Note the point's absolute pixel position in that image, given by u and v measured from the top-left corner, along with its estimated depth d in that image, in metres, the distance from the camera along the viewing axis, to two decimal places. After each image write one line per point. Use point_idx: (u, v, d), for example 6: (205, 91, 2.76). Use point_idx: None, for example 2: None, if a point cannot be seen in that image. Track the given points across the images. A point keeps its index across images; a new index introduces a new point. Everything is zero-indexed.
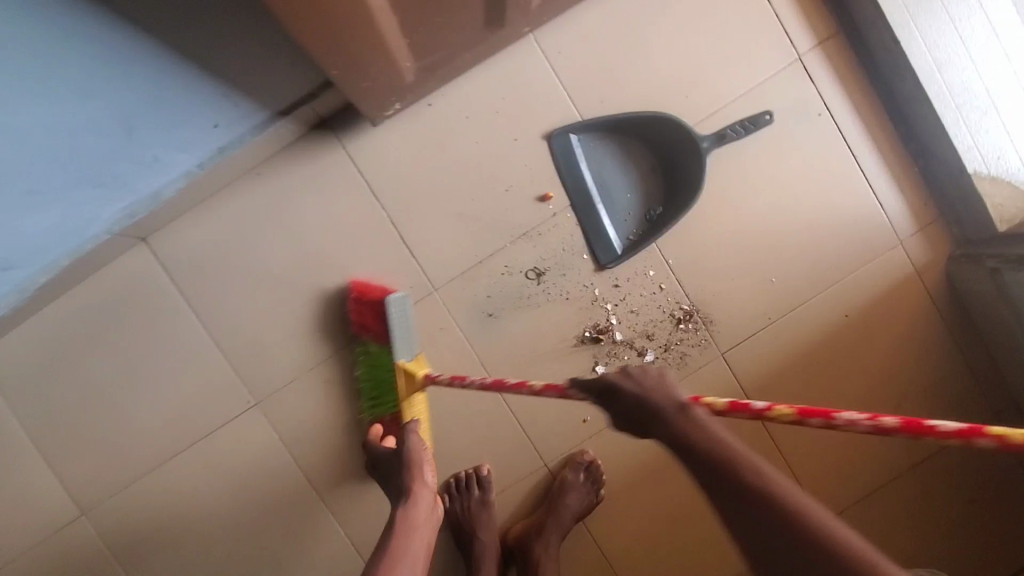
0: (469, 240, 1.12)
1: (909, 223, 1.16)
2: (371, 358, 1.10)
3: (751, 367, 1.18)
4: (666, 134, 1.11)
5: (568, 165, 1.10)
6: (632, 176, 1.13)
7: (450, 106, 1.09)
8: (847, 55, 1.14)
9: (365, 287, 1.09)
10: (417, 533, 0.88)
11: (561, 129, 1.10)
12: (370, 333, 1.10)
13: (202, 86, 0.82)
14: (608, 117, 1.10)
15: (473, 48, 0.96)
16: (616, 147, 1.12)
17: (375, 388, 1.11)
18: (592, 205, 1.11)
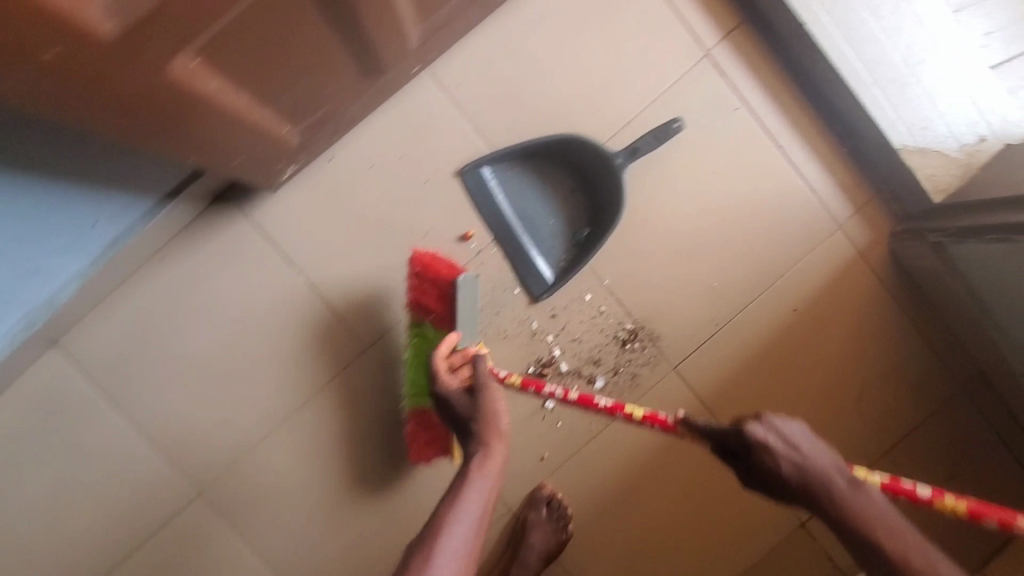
0: (394, 291, 1.07)
1: (844, 206, 1.13)
2: (432, 342, 0.97)
3: (707, 377, 1.14)
4: (579, 153, 1.05)
5: (485, 200, 1.05)
6: (554, 201, 1.08)
7: (353, 156, 1.04)
8: (756, 44, 1.09)
9: (431, 263, 0.94)
10: (476, 501, 0.74)
11: (472, 163, 1.05)
12: (429, 314, 0.96)
13: (58, 193, 0.80)
14: (518, 145, 1.05)
15: (359, 100, 0.91)
16: (532, 174, 1.07)
17: (426, 375, 0.98)
18: (514, 237, 1.06)
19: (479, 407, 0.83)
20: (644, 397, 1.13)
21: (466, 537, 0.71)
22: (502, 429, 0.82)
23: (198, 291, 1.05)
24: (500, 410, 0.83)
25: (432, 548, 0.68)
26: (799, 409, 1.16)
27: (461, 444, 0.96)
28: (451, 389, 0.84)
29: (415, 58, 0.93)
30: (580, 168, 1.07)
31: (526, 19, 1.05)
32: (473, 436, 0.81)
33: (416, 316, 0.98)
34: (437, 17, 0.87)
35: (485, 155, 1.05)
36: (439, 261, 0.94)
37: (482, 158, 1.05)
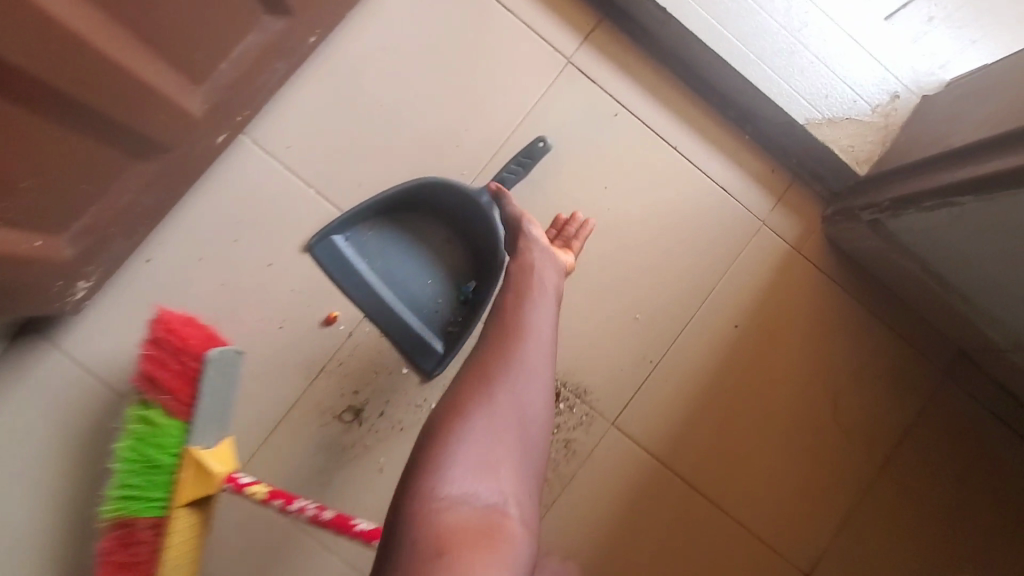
0: (257, 401, 0.88)
1: (763, 198, 0.98)
2: (157, 430, 0.66)
3: (654, 426, 0.95)
4: (441, 196, 0.88)
5: (345, 273, 0.88)
6: (426, 256, 0.91)
7: (176, 252, 0.87)
8: (622, 40, 0.96)
9: (180, 328, 0.66)
10: (548, 303, 0.73)
11: (320, 235, 0.87)
12: (165, 395, 0.66)
13: None
14: (369, 203, 0.87)
15: (149, 185, 0.75)
16: (394, 230, 0.90)
17: (137, 475, 0.65)
18: (388, 308, 0.88)
19: (532, 244, 0.79)
20: (588, 463, 0.94)
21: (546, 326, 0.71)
22: (560, 264, 0.80)
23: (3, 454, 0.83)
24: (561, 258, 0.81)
25: (518, 327, 0.69)
26: (770, 439, 0.98)
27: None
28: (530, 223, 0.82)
29: (215, 126, 0.77)
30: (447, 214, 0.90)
31: (354, 58, 0.90)
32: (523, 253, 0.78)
33: (142, 393, 0.67)
34: (220, 73, 0.72)
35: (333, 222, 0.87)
36: (190, 326, 0.67)
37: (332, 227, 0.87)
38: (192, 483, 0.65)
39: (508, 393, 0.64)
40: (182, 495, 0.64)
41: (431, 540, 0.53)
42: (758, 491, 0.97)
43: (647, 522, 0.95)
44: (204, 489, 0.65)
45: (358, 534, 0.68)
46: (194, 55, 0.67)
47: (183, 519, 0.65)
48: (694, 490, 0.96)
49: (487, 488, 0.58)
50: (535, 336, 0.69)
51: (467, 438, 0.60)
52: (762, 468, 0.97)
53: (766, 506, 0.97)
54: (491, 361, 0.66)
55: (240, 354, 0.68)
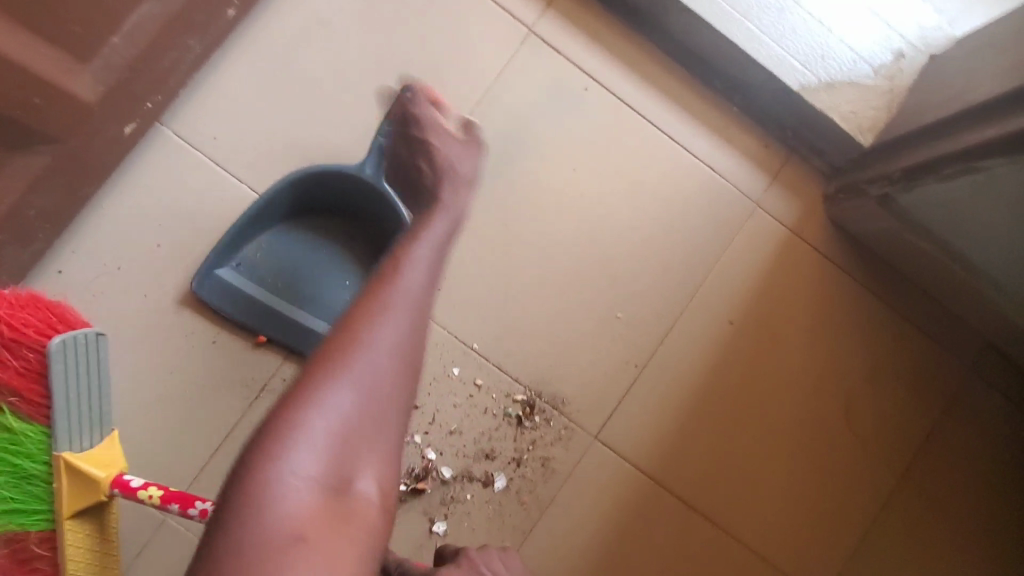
0: (189, 427, 0.78)
1: (756, 176, 0.87)
2: (13, 437, 0.62)
3: (642, 439, 0.84)
4: (325, 189, 0.78)
5: (239, 304, 0.77)
6: (331, 255, 0.81)
7: (88, 261, 0.76)
8: (590, 6, 0.85)
9: (11, 317, 0.61)
10: (433, 244, 0.59)
11: (201, 271, 0.76)
12: (11, 397, 0.61)
13: None
14: (246, 220, 0.76)
15: (39, 185, 0.64)
16: (287, 240, 0.80)
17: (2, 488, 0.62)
18: (290, 320, 0.78)
19: (439, 157, 0.67)
20: (570, 483, 0.82)
21: (426, 277, 0.56)
22: (468, 162, 0.68)
23: None
24: (474, 152, 0.69)
25: (392, 280, 0.54)
26: (773, 448, 0.86)
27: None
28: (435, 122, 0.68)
29: (116, 113, 0.68)
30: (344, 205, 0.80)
31: (286, 34, 0.80)
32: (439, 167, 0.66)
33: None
34: (110, 49, 0.62)
35: (213, 253, 0.76)
36: (27, 310, 0.63)
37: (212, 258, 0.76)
38: (72, 490, 0.64)
39: (387, 347, 0.51)
40: (64, 506, 0.63)
41: (264, 533, 0.42)
42: (763, 507, 0.85)
43: (639, 549, 0.83)
44: (92, 496, 0.64)
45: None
46: (68, 26, 0.57)
47: (77, 528, 0.65)
48: (691, 510, 0.84)
49: (346, 461, 0.47)
50: (416, 284, 0.55)
51: (326, 404, 0.47)
52: (766, 481, 0.86)
53: (774, 525, 0.86)
54: (367, 304, 0.52)
55: (99, 337, 0.67)
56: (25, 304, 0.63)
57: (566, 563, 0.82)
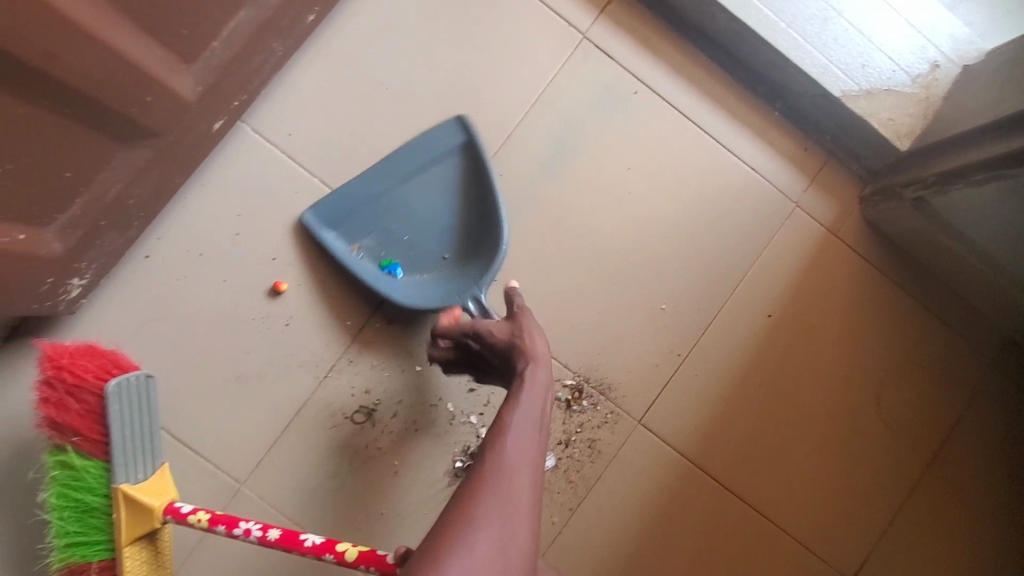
0: (263, 404, 0.84)
1: (796, 178, 0.92)
2: (80, 473, 0.71)
3: (683, 424, 0.89)
4: (488, 249, 0.83)
5: (408, 162, 0.83)
6: (420, 256, 0.84)
7: (174, 248, 0.82)
8: (641, 13, 0.90)
9: (71, 364, 0.69)
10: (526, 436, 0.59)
11: (473, 129, 0.84)
12: (73, 436, 0.70)
13: None
14: (489, 185, 0.83)
15: (142, 175, 0.70)
16: (452, 219, 0.84)
17: (75, 519, 0.72)
18: (373, 190, 0.82)
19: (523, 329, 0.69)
20: (614, 464, 0.88)
21: (527, 450, 0.58)
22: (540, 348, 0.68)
23: (5, 457, 0.80)
24: (536, 334, 0.69)
25: (492, 466, 0.56)
26: (807, 433, 0.91)
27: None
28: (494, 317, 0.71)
29: (209, 113, 0.73)
30: (479, 262, 0.83)
31: (356, 38, 0.85)
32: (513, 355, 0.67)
33: (53, 438, 0.71)
34: (210, 53, 0.67)
35: (479, 142, 0.84)
36: (85, 357, 0.71)
37: (475, 144, 0.84)
38: (128, 520, 0.71)
39: (492, 534, 0.50)
40: (123, 535, 0.71)
41: None
42: (795, 490, 0.91)
43: (679, 527, 0.89)
44: (147, 524, 0.72)
45: (307, 549, 0.68)
46: (179, 31, 0.62)
47: (134, 554, 0.72)
48: (727, 489, 0.89)
49: None
50: (513, 464, 0.56)
51: None
52: (800, 464, 0.91)
53: (805, 508, 0.91)
54: (470, 496, 0.53)
55: (148, 379, 0.75)
56: (84, 352, 0.71)
57: (609, 539, 0.87)
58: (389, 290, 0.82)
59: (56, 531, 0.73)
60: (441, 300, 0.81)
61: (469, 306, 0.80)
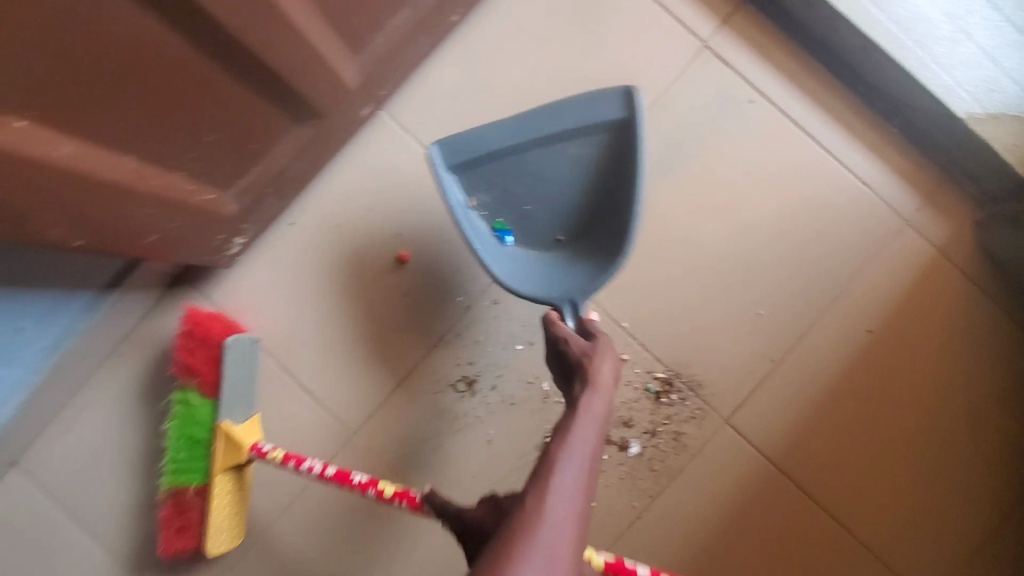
0: (378, 365, 0.93)
1: (907, 195, 0.91)
2: (193, 411, 0.85)
3: (770, 427, 0.91)
4: (608, 243, 0.76)
5: (554, 125, 0.76)
6: (535, 231, 0.79)
7: (314, 218, 0.92)
8: (763, 24, 0.92)
9: (203, 321, 0.85)
10: (579, 460, 0.51)
11: (637, 108, 0.74)
12: (196, 378, 0.85)
13: (25, 309, 0.73)
14: (631, 178, 0.75)
15: (303, 151, 0.79)
16: (578, 199, 0.77)
17: (183, 450, 0.85)
18: (505, 146, 0.77)
19: (603, 355, 0.63)
20: (696, 458, 0.91)
21: (586, 480, 0.51)
22: (611, 377, 0.61)
23: (163, 387, 0.93)
24: (609, 363, 0.63)
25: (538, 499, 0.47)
26: (899, 451, 0.91)
27: (221, 535, 0.85)
28: (569, 334, 0.68)
29: (362, 100, 0.82)
30: (592, 259, 0.76)
31: (490, 36, 0.92)
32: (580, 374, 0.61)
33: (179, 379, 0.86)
34: (373, 47, 0.76)
35: (639, 127, 0.74)
36: (213, 318, 0.86)
37: (634, 125, 0.74)
38: (224, 454, 0.84)
39: None
40: (217, 463, 0.84)
41: None
42: (878, 506, 0.90)
43: (756, 528, 0.90)
44: (236, 456, 0.84)
45: (355, 486, 0.78)
46: (355, 28, 0.70)
47: (223, 482, 0.85)
48: (810, 498, 0.90)
49: None
50: (559, 509, 0.47)
51: None
52: (889, 482, 0.90)
53: (887, 525, 0.90)
54: (502, 542, 0.45)
55: (257, 343, 0.89)
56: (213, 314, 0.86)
57: (685, 530, 0.90)
58: (492, 258, 0.77)
59: (166, 458, 0.86)
60: (540, 291, 0.76)
61: (566, 312, 0.74)
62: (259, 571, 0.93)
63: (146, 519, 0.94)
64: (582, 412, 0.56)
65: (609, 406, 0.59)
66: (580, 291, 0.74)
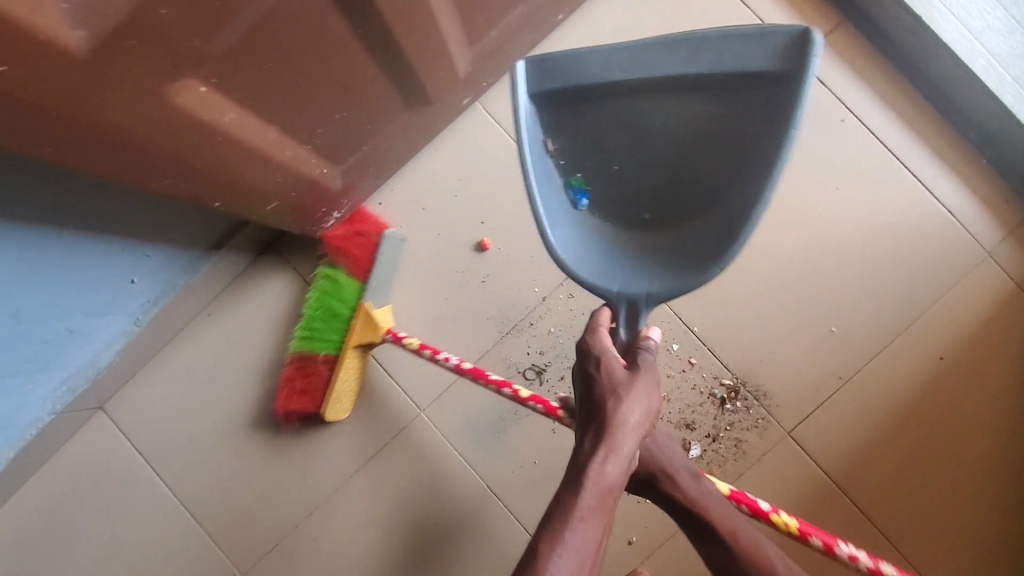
0: (450, 346, 0.96)
1: (993, 228, 0.91)
2: (339, 288, 0.91)
3: (831, 443, 0.91)
4: (704, 240, 0.59)
5: (687, 64, 0.56)
6: (618, 200, 0.63)
7: (403, 200, 0.96)
8: (861, 46, 0.93)
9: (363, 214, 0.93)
10: (575, 561, 0.48)
11: (810, 64, 0.52)
12: (348, 259, 0.92)
13: (142, 259, 0.78)
14: (766, 162, 0.55)
15: (407, 134, 0.82)
16: (682, 168, 0.60)
17: (322, 321, 0.91)
18: (612, 84, 0.59)
19: (631, 407, 0.54)
20: (756, 467, 0.92)
21: None
22: (635, 432, 0.54)
23: (245, 348, 0.97)
24: (638, 410, 0.54)
25: None
26: (964, 483, 0.90)
27: (339, 404, 0.92)
28: (606, 352, 0.57)
29: (466, 89, 0.85)
30: (680, 250, 0.60)
31: (588, 36, 0.94)
32: (599, 423, 0.53)
33: (331, 258, 0.92)
34: (487, 40, 0.79)
35: (801, 95, 0.53)
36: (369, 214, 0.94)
37: (792, 87, 0.53)
38: (361, 331, 0.89)
39: None
40: (354, 337, 0.89)
41: None
42: (934, 533, 0.90)
43: None
44: (370, 335, 0.89)
45: (490, 381, 0.82)
46: (476, 21, 0.73)
47: (352, 357, 0.90)
48: (869, 519, 0.91)
49: None
50: None
51: None
52: (952, 511, 0.90)
53: (943, 554, 0.90)
54: None
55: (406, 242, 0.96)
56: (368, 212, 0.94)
57: None
58: (556, 220, 0.62)
59: (303, 324, 0.92)
60: (605, 281, 0.61)
61: (620, 313, 0.61)
62: (320, 534, 0.96)
63: (217, 473, 0.98)
64: (588, 489, 0.51)
65: (622, 473, 0.53)
66: (647, 297, 0.60)
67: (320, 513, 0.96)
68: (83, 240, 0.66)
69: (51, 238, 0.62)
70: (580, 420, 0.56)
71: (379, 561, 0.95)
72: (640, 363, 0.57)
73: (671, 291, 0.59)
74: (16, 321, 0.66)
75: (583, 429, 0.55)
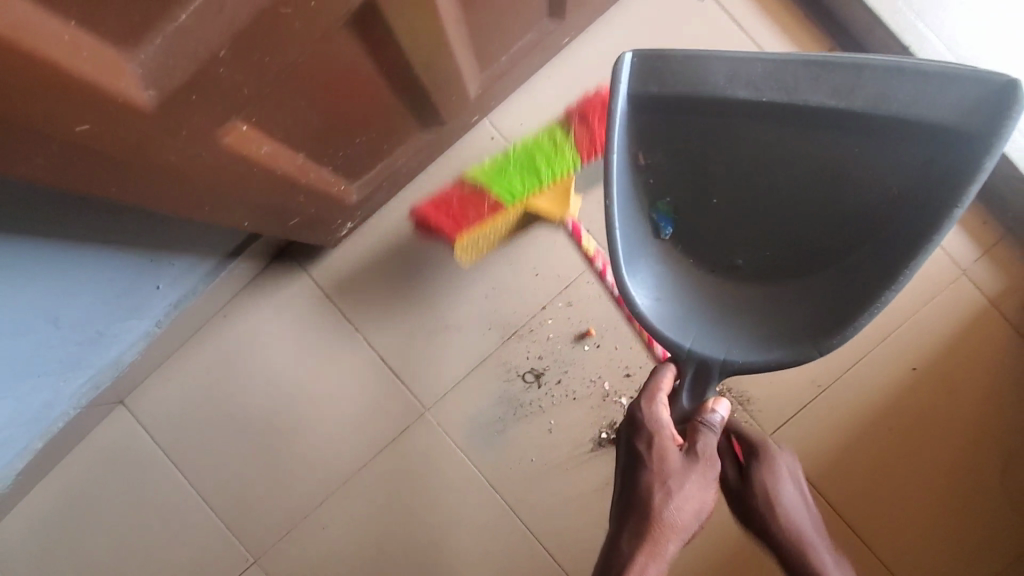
0: (454, 350, 1.01)
1: (969, 247, 0.97)
2: (559, 149, 0.91)
3: (809, 446, 0.98)
4: (810, 288, 0.66)
5: (847, 99, 0.60)
6: (709, 237, 0.69)
7: (412, 212, 1.01)
8: None
9: None
10: None
11: (1012, 119, 0.55)
12: (583, 131, 0.91)
13: (168, 266, 0.83)
14: (906, 236, 0.61)
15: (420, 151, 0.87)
16: (791, 197, 0.65)
17: (522, 165, 0.91)
18: (753, 110, 0.62)
19: (680, 506, 0.60)
20: None
21: None
22: (679, 529, 0.60)
23: (258, 348, 1.02)
24: (684, 506, 0.60)
25: None
26: (931, 482, 0.98)
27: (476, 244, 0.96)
28: (659, 429, 0.63)
29: (475, 109, 0.89)
30: (765, 298, 0.68)
31: (591, 57, 0.99)
32: (643, 516, 0.60)
33: (569, 121, 0.92)
34: (497, 65, 0.83)
35: (981, 168, 0.57)
36: None
37: (963, 151, 0.58)
38: (550, 202, 0.92)
39: None
40: (543, 204, 0.92)
41: None
42: (900, 530, 0.97)
43: None
44: (554, 211, 0.93)
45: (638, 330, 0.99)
46: (487, 49, 0.78)
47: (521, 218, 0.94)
48: (837, 512, 0.98)
49: None
50: None
51: None
52: (917, 507, 0.98)
53: (906, 549, 0.97)
54: None
55: None
56: None
57: (717, 536, 0.98)
58: (634, 256, 0.66)
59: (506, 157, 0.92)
60: (679, 337, 0.66)
61: (687, 372, 0.66)
62: (328, 522, 1.02)
63: (232, 463, 1.03)
64: None
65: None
66: (721, 366, 0.65)
67: (329, 503, 1.02)
68: (118, 252, 0.70)
69: (92, 252, 0.66)
70: (624, 504, 0.63)
71: (386, 548, 1.02)
72: (695, 449, 0.62)
73: (754, 351, 0.65)
74: (57, 326, 0.71)
75: (630, 517, 0.62)
